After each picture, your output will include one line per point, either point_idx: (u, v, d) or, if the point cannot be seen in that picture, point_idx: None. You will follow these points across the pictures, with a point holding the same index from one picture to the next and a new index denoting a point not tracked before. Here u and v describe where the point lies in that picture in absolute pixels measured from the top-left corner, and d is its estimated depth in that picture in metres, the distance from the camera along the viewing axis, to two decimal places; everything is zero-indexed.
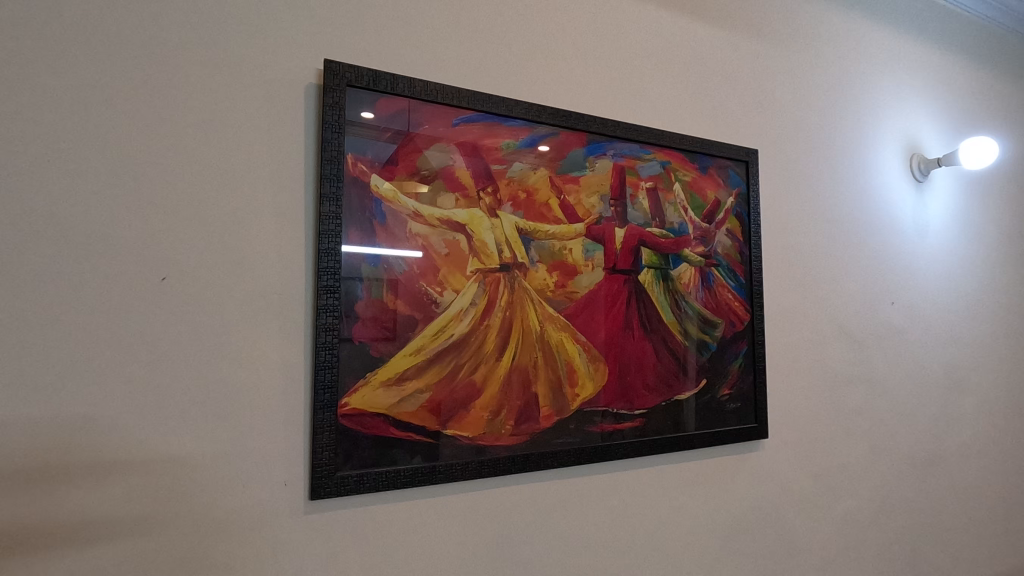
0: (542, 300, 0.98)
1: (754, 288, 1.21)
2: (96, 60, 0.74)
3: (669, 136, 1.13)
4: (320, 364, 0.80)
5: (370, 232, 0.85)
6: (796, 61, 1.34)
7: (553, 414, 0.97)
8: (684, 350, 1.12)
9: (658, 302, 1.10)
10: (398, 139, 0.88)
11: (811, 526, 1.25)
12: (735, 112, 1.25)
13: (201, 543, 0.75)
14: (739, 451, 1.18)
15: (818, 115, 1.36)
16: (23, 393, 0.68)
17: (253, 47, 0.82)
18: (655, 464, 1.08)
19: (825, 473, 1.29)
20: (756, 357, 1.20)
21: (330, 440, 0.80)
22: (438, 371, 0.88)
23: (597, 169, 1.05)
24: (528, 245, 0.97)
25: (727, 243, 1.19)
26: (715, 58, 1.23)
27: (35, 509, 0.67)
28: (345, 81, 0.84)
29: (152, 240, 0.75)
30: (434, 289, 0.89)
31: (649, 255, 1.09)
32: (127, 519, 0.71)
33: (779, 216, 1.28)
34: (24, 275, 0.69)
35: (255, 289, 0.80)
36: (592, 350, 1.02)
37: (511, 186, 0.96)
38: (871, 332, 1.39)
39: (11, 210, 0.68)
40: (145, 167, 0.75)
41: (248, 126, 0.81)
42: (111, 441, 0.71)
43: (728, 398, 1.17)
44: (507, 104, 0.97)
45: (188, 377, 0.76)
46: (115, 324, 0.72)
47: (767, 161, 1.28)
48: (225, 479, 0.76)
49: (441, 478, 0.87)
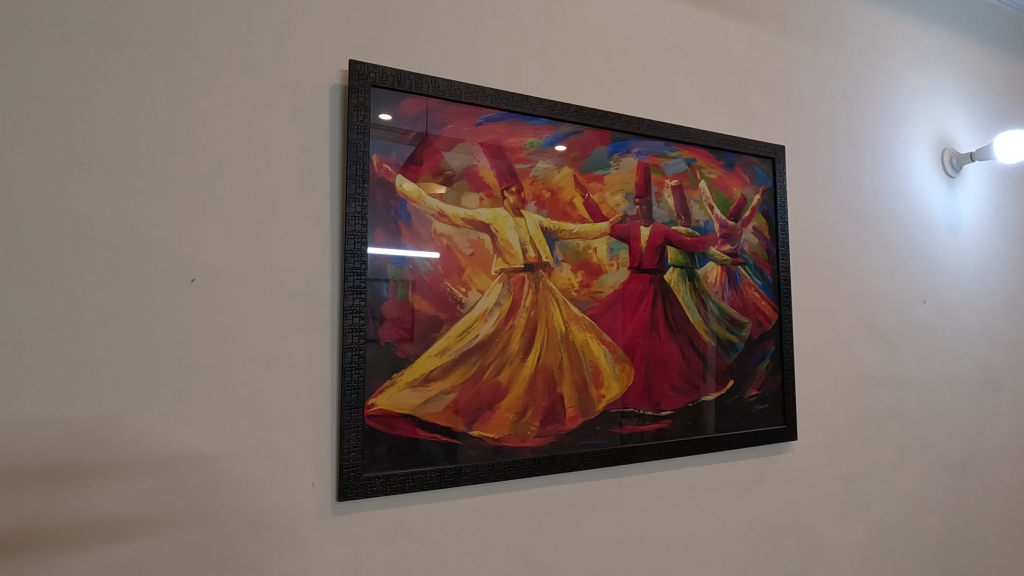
0: (567, 300, 0.97)
1: (782, 287, 1.18)
2: (125, 63, 0.74)
3: (694, 133, 1.11)
4: (347, 365, 0.80)
5: (395, 233, 0.85)
6: (823, 54, 1.31)
7: (579, 415, 0.96)
8: (711, 350, 1.10)
9: (684, 301, 1.08)
10: (422, 139, 0.88)
11: (843, 529, 1.22)
12: (761, 108, 1.22)
13: (230, 544, 0.75)
14: (767, 453, 1.16)
15: (846, 109, 1.33)
16: (58, 393, 0.69)
17: (279, 49, 0.83)
18: (682, 467, 1.06)
19: (856, 475, 1.26)
20: (784, 357, 1.17)
21: (356, 441, 0.80)
22: (463, 371, 0.87)
23: (621, 167, 1.03)
24: (553, 244, 0.96)
25: (753, 242, 1.17)
26: (741, 53, 1.21)
27: (70, 508, 0.68)
28: (369, 81, 0.84)
29: (182, 242, 0.76)
30: (459, 289, 0.88)
31: (674, 254, 1.08)
32: (158, 518, 0.72)
33: (807, 214, 1.25)
34: (58, 277, 0.70)
35: (282, 290, 0.80)
36: (618, 350, 1.00)
37: (535, 185, 0.95)
38: (902, 332, 1.36)
39: (46, 213, 0.70)
40: (173, 170, 0.76)
41: (275, 128, 0.82)
42: (143, 441, 0.72)
43: (755, 400, 1.14)
44: (531, 103, 0.96)
45: (217, 377, 0.76)
46: (146, 325, 0.73)
47: (794, 157, 1.25)
48: (254, 480, 0.77)
49: (467, 480, 0.86)
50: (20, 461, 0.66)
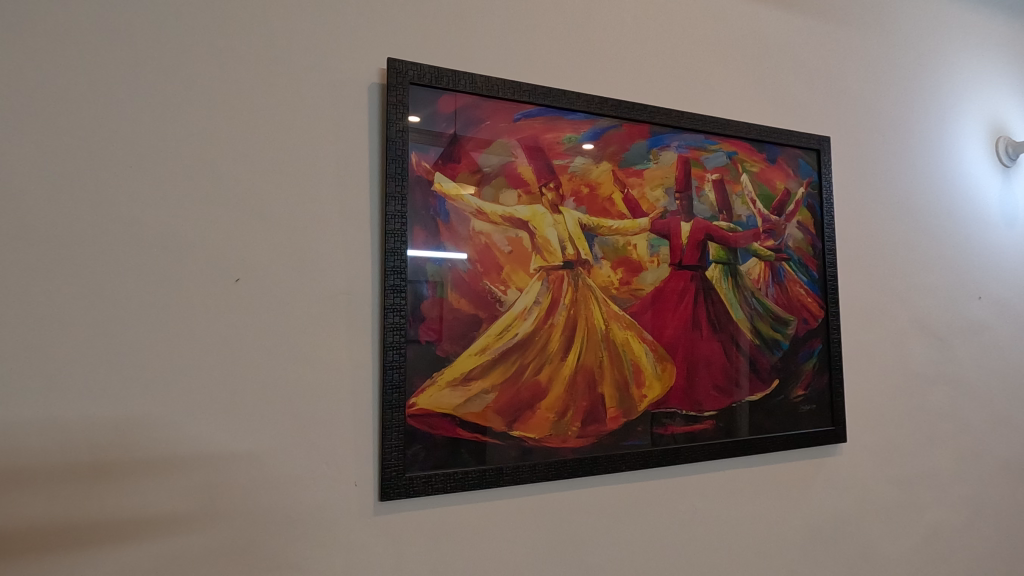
0: (607, 298, 0.95)
1: (828, 283, 1.14)
2: (170, 70, 0.76)
3: (736, 125, 1.08)
4: (388, 364, 0.80)
5: (434, 231, 0.84)
6: (871, 42, 1.26)
7: (620, 415, 0.94)
8: (755, 349, 1.07)
9: (726, 298, 1.05)
10: (460, 137, 0.87)
11: (894, 536, 1.17)
12: (805, 98, 1.18)
13: (274, 542, 0.75)
14: (816, 455, 1.11)
15: (895, 98, 1.28)
16: (109, 391, 0.70)
17: (319, 50, 0.83)
18: (725, 469, 1.03)
19: (908, 479, 1.20)
20: (831, 356, 1.13)
21: (398, 441, 0.79)
22: (503, 370, 0.86)
23: (661, 161, 1.01)
24: (592, 241, 0.94)
25: (798, 236, 1.13)
26: (783, 43, 1.17)
27: (121, 504, 0.69)
28: (407, 79, 0.84)
29: (225, 242, 0.76)
30: (498, 287, 0.87)
31: (716, 249, 1.05)
32: (205, 515, 0.73)
33: (855, 207, 1.21)
34: (108, 277, 0.71)
35: (323, 290, 0.80)
36: (659, 349, 0.98)
37: (573, 181, 0.94)
38: (956, 329, 1.30)
39: (97, 214, 0.71)
40: (217, 171, 0.77)
41: (315, 128, 0.82)
42: (189, 440, 0.73)
43: (802, 400, 1.10)
44: (568, 97, 0.94)
45: (261, 377, 0.76)
46: (191, 324, 0.74)
47: (840, 148, 1.21)
48: (297, 479, 0.77)
49: (509, 481, 0.85)
50: (76, 458, 0.68)
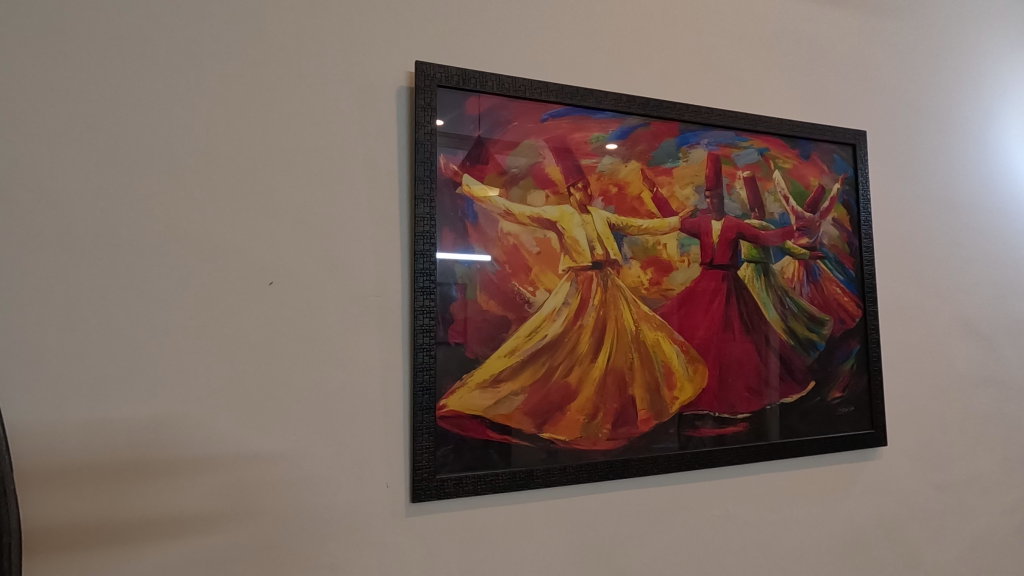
0: (636, 299, 0.93)
1: (866, 281, 1.11)
2: (204, 77, 0.77)
3: (767, 121, 1.06)
4: (419, 365, 0.80)
5: (463, 233, 0.84)
6: (909, 33, 1.22)
7: (651, 417, 0.93)
8: (790, 349, 1.04)
9: (760, 298, 1.03)
10: (487, 138, 0.87)
11: (938, 543, 1.13)
12: (840, 92, 1.15)
13: (308, 541, 0.76)
14: (855, 458, 1.08)
15: (935, 90, 1.24)
16: (149, 392, 0.72)
17: (348, 54, 0.84)
18: (760, 473, 1.00)
19: (953, 485, 1.16)
20: (870, 357, 1.10)
21: (429, 442, 0.80)
22: (533, 371, 0.86)
23: (690, 159, 0.99)
24: (621, 241, 0.93)
25: (833, 234, 1.10)
26: (816, 35, 1.14)
27: (161, 502, 0.71)
28: (435, 82, 0.84)
29: (259, 246, 0.78)
30: (527, 289, 0.87)
31: (748, 248, 1.03)
32: (241, 514, 0.74)
33: (893, 203, 1.17)
34: (147, 281, 0.73)
35: (354, 293, 0.81)
36: (690, 350, 0.96)
37: (601, 181, 0.93)
38: (1002, 329, 1.25)
39: (137, 220, 0.73)
40: (251, 175, 0.78)
41: (345, 132, 0.83)
42: (225, 440, 0.74)
43: (840, 402, 1.07)
44: (596, 96, 0.93)
45: (293, 378, 0.77)
46: (227, 327, 0.75)
47: (877, 143, 1.17)
48: (329, 479, 0.77)
49: (539, 484, 0.84)
50: (118, 457, 0.70)
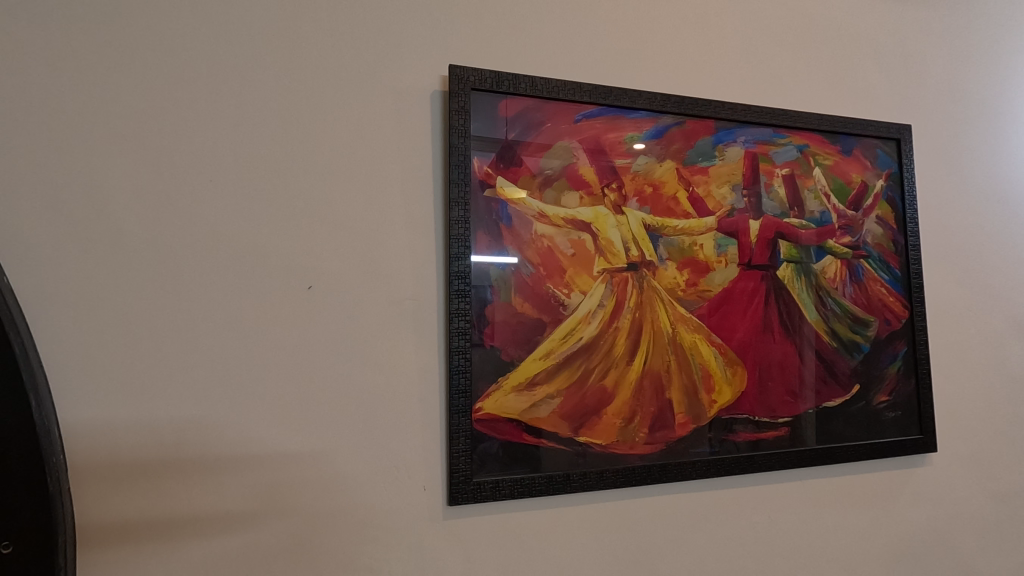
0: (673, 300, 0.92)
1: (912, 281, 1.07)
2: (244, 83, 0.79)
3: (807, 117, 1.03)
4: (455, 368, 0.80)
5: (497, 235, 0.84)
6: (957, 23, 1.18)
7: (689, 421, 0.91)
8: (832, 351, 1.01)
9: (801, 298, 1.00)
10: (521, 141, 0.86)
11: (992, 553, 1.08)
12: (883, 85, 1.11)
13: (346, 541, 0.77)
14: (902, 465, 1.04)
15: (985, 81, 1.19)
16: (193, 394, 0.73)
17: (382, 60, 0.85)
18: (802, 479, 0.97)
19: (1009, 493, 1.11)
20: (918, 359, 1.05)
21: (465, 445, 0.80)
22: (569, 374, 0.85)
23: (727, 157, 0.97)
24: (656, 242, 0.92)
25: (877, 232, 1.06)
26: (857, 27, 1.11)
27: (203, 502, 0.73)
28: (469, 85, 0.84)
29: (297, 251, 0.79)
30: (562, 291, 0.86)
31: (788, 247, 1.00)
32: (280, 513, 0.75)
33: (940, 200, 1.12)
34: (190, 286, 0.75)
35: (390, 296, 0.82)
36: (728, 352, 0.94)
37: (636, 181, 0.92)
38: None
39: (181, 226, 0.75)
40: (288, 181, 0.79)
41: (379, 137, 0.83)
42: (265, 442, 0.75)
43: (886, 406, 1.03)
44: (630, 96, 0.92)
45: (330, 381, 0.78)
46: (266, 330, 0.77)
47: (923, 137, 1.13)
48: (367, 481, 0.78)
49: (575, 487, 0.84)
50: (165, 456, 0.72)
